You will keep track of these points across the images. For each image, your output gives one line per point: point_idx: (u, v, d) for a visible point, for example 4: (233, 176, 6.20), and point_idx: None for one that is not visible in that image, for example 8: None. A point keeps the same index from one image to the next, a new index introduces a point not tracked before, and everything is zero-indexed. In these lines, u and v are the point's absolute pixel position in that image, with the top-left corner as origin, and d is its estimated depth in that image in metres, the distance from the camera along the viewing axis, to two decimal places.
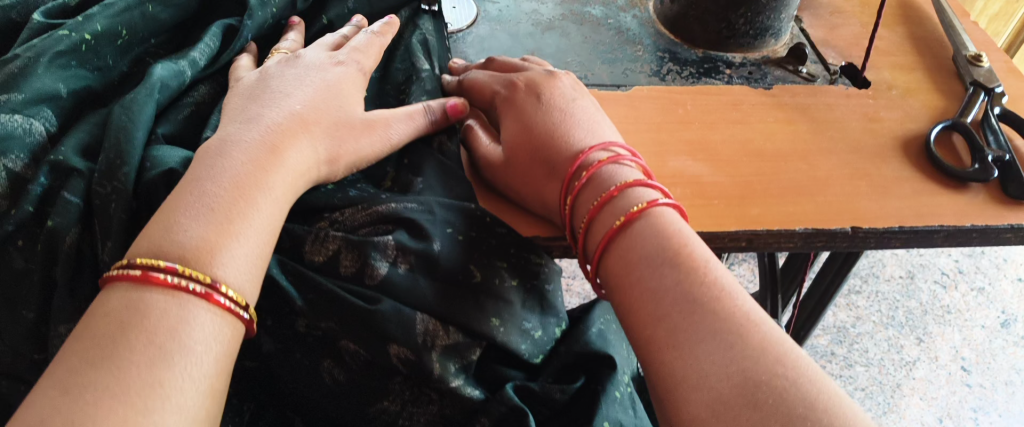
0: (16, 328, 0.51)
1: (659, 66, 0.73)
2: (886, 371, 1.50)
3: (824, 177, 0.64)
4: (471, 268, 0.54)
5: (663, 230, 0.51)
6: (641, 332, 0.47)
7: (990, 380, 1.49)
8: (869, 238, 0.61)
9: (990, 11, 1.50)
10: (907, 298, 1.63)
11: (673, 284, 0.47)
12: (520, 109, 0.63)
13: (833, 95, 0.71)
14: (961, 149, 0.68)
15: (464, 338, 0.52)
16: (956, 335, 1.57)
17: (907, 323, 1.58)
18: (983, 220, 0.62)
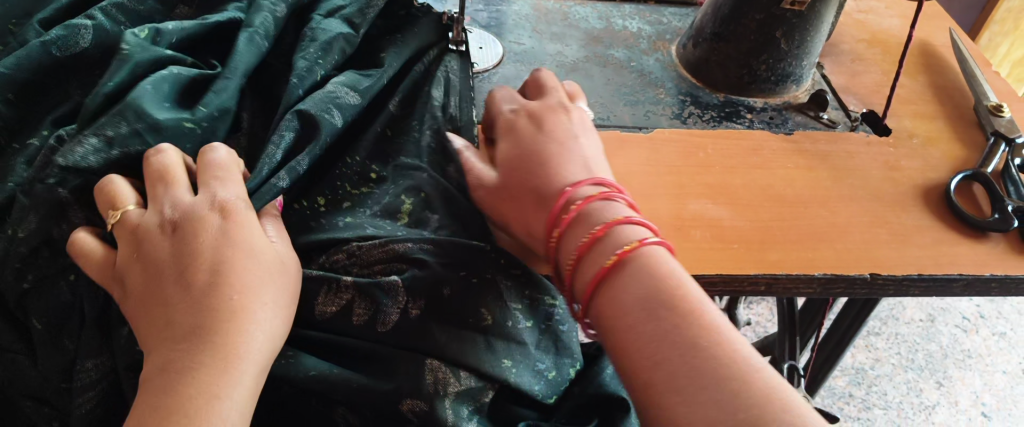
0: (57, 356, 0.55)
1: (680, 109, 0.75)
2: (905, 414, 1.49)
3: (843, 224, 0.64)
4: (482, 309, 0.55)
5: (654, 271, 0.50)
6: (639, 375, 0.48)
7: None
8: (888, 285, 0.62)
9: (1013, 56, 1.51)
10: (927, 341, 1.61)
11: (671, 330, 0.48)
12: (519, 137, 0.62)
13: (854, 141, 0.72)
14: (982, 198, 0.68)
15: (476, 383, 0.53)
16: (977, 380, 1.55)
17: (927, 367, 1.57)
18: (1002, 270, 0.63)
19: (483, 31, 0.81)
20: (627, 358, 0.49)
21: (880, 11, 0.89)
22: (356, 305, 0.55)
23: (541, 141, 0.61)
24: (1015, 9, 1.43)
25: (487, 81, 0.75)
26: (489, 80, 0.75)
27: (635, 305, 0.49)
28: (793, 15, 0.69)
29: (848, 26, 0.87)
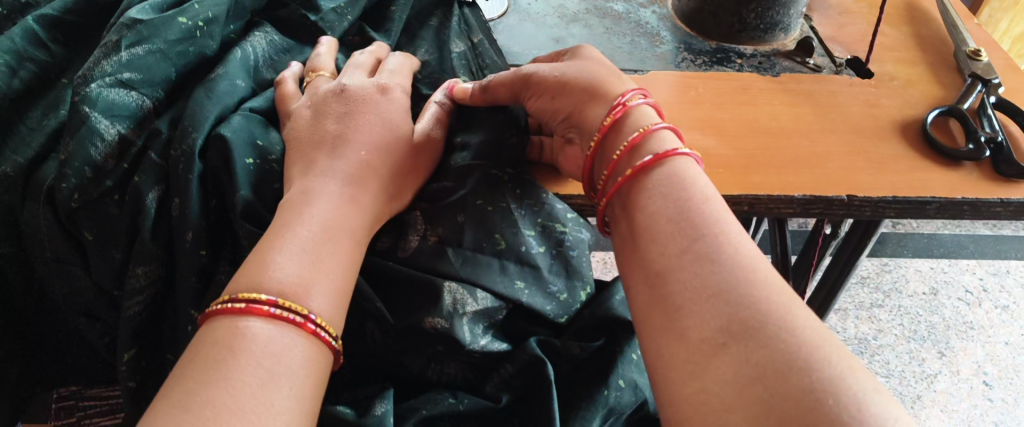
0: (106, 266, 0.60)
1: (675, 55, 0.79)
2: (906, 382, 1.52)
3: (823, 153, 0.69)
4: (495, 236, 0.60)
5: (677, 176, 0.53)
6: (652, 265, 0.49)
7: (1013, 395, 1.50)
8: (864, 206, 0.66)
9: (1012, 32, 1.54)
10: (929, 313, 1.65)
11: (706, 227, 0.48)
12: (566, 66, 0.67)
13: (837, 83, 0.77)
14: (957, 133, 0.72)
15: (492, 303, 0.58)
16: (979, 350, 1.58)
17: (929, 337, 1.60)
18: (974, 194, 0.67)
19: None
20: (648, 255, 0.50)
21: None
22: (382, 236, 0.61)
23: (576, 69, 0.65)
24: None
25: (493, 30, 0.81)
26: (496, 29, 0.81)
27: (663, 216, 0.51)
28: None
29: None
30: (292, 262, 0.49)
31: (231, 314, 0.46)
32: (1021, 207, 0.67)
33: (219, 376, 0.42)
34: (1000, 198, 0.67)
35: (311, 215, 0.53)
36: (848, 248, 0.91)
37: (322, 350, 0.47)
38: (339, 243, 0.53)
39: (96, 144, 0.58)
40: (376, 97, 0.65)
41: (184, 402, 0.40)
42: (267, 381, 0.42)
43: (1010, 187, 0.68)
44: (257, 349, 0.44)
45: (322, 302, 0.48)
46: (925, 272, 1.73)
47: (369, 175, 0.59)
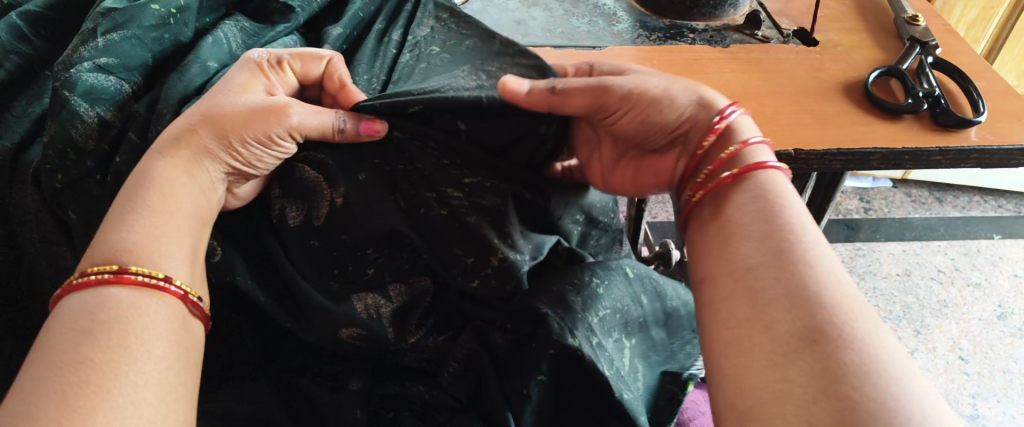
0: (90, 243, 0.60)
1: (631, 33, 0.84)
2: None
3: (771, 112, 0.73)
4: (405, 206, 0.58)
5: (763, 191, 0.53)
6: (738, 256, 0.50)
7: (988, 369, 1.54)
8: (811, 160, 0.70)
9: (967, 18, 1.55)
10: (904, 293, 1.68)
11: (800, 239, 0.49)
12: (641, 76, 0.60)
13: (784, 51, 0.81)
14: (897, 91, 0.77)
15: (406, 299, 0.60)
16: (953, 327, 1.62)
17: (905, 317, 1.64)
18: (913, 144, 0.71)
19: None
20: (736, 253, 0.50)
21: None
22: (290, 209, 0.58)
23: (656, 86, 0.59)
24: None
25: None
26: None
27: (748, 214, 0.52)
28: None
29: None
30: (142, 230, 0.50)
31: (85, 288, 0.47)
32: (958, 154, 0.71)
33: (73, 348, 0.44)
34: (939, 147, 0.71)
35: (143, 183, 0.52)
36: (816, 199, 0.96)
37: (179, 312, 0.49)
38: (190, 215, 0.52)
39: (76, 125, 0.58)
40: (252, 87, 0.58)
41: (54, 369, 0.43)
42: (116, 347, 0.44)
43: (947, 136, 0.72)
44: (106, 315, 0.46)
45: (177, 267, 0.50)
46: (898, 255, 1.77)
47: (239, 127, 0.54)
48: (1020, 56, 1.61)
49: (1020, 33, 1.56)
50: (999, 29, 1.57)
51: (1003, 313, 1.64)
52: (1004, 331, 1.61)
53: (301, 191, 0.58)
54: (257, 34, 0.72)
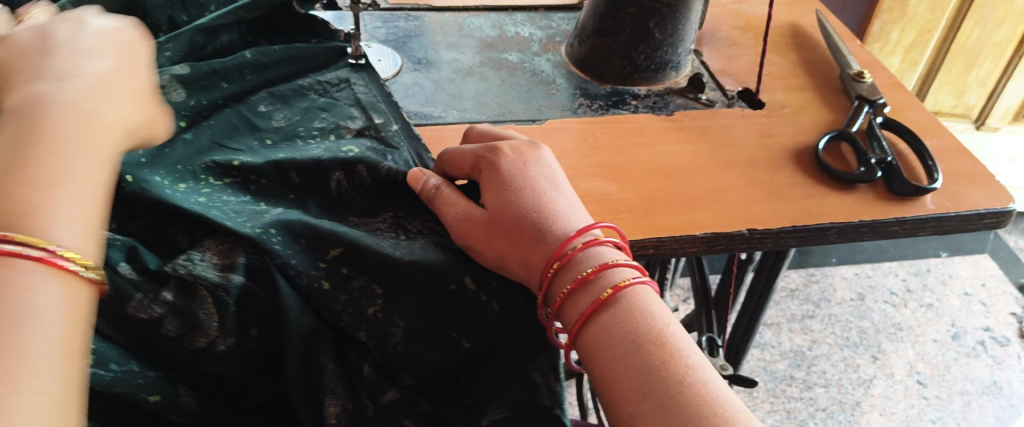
0: None
1: (571, 102, 0.80)
2: (845, 390, 1.52)
3: (721, 188, 0.70)
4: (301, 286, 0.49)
5: (641, 311, 0.50)
6: (622, 408, 0.47)
7: (946, 392, 1.53)
8: (766, 238, 0.66)
9: (905, 42, 1.54)
10: (859, 318, 1.66)
11: (655, 367, 0.47)
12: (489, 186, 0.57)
13: (730, 116, 0.78)
14: (849, 155, 0.74)
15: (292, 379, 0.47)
16: (910, 351, 1.60)
17: (862, 343, 1.61)
18: (870, 216, 0.68)
19: (382, 46, 0.84)
20: (617, 381, 0.47)
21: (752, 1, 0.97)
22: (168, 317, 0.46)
23: (609, 314, 0.50)
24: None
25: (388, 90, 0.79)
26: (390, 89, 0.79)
27: (622, 336, 0.49)
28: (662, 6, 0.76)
29: (725, 15, 0.93)
30: None
31: None
32: (916, 223, 0.69)
33: None
34: (896, 217, 0.68)
35: None
36: (767, 264, 0.91)
37: None
38: None
39: None
40: None
41: None
42: None
43: (903, 205, 0.69)
44: None
45: None
46: (851, 278, 1.74)
47: None
48: (958, 77, 1.61)
49: (956, 56, 1.57)
50: (936, 49, 1.57)
51: (956, 333, 1.64)
52: (959, 351, 1.61)
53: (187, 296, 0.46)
54: None
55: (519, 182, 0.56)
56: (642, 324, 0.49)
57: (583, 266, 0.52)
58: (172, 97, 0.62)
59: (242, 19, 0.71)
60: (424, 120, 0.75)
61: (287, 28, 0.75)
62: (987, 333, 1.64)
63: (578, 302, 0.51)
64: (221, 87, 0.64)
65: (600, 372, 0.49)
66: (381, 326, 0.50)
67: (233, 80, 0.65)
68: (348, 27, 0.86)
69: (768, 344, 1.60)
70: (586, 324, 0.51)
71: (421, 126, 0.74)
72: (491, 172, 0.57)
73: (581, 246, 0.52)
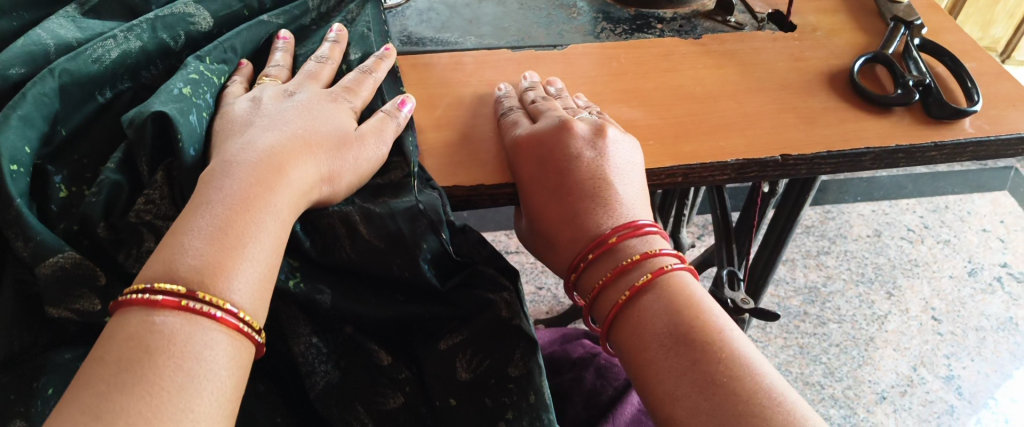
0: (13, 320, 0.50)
1: (593, 26, 0.76)
2: (858, 325, 1.49)
3: (753, 113, 0.67)
4: (343, 226, 0.56)
5: (679, 301, 0.50)
6: (658, 387, 0.48)
7: (960, 327, 1.49)
8: (801, 165, 0.64)
9: None
10: (875, 254, 1.63)
11: (694, 353, 0.47)
12: (545, 160, 0.59)
13: (760, 39, 0.75)
14: (884, 79, 0.71)
15: (336, 313, 0.56)
16: (925, 287, 1.56)
17: (876, 279, 1.58)
18: (907, 140, 0.65)
19: None
20: (651, 362, 0.49)
21: None
22: (146, 237, 0.52)
23: (662, 305, 0.50)
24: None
25: (402, 15, 0.75)
26: (404, 14, 0.76)
27: (667, 322, 0.50)
28: None
29: None
30: None
31: (145, 307, 0.41)
32: (954, 149, 0.66)
33: (138, 381, 0.38)
34: (934, 142, 0.65)
35: None
36: (791, 197, 0.88)
37: None
38: None
39: None
40: None
41: (97, 408, 0.37)
42: (189, 385, 0.39)
43: (942, 130, 0.66)
44: (179, 349, 0.40)
45: None
46: (867, 215, 1.72)
47: None
48: (984, 7, 1.57)
49: None
50: None
51: (973, 269, 1.60)
52: (975, 287, 1.56)
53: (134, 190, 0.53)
54: (88, 27, 0.62)
55: (574, 158, 0.59)
56: (688, 313, 0.49)
57: (623, 255, 0.54)
58: (201, 26, 0.64)
59: None
60: (440, 46, 0.72)
61: None
62: (1003, 269, 1.60)
63: (614, 290, 0.53)
64: (243, 16, 0.68)
65: (655, 360, 0.49)
66: (310, 295, 0.55)
67: (255, 9, 0.69)
68: None
69: (783, 280, 1.57)
70: (622, 316, 0.52)
71: (436, 53, 0.71)
72: (540, 153, 0.60)
73: (624, 234, 0.55)
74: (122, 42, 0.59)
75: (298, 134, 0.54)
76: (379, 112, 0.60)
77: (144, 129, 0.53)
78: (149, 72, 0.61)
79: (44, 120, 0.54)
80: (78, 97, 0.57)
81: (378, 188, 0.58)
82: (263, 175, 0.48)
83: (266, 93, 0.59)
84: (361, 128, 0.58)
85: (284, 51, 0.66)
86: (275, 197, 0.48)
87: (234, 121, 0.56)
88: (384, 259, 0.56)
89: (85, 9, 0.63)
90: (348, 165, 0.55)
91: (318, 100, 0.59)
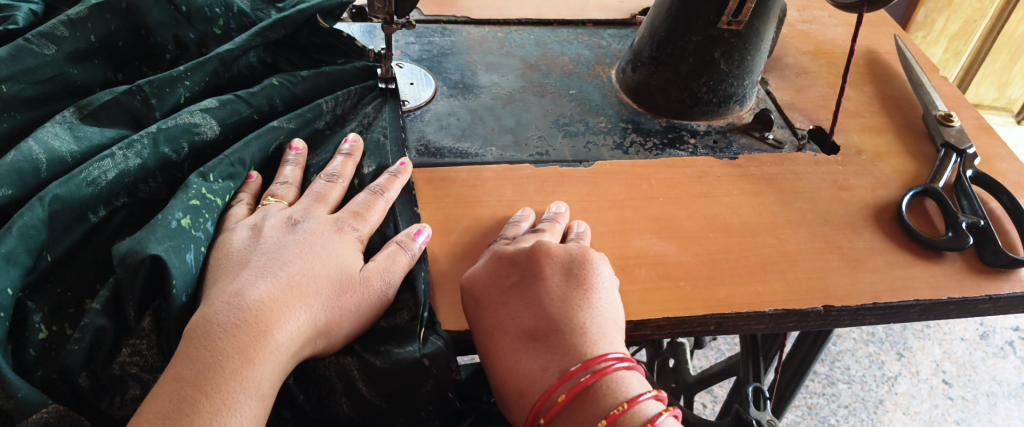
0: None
1: (622, 138, 0.72)
2: (867, 386, 1.33)
3: (793, 252, 0.62)
4: (337, 377, 0.52)
5: None
6: None
7: (972, 392, 1.33)
8: (843, 316, 0.59)
9: (950, 31, 1.45)
10: None
11: None
12: (509, 293, 0.53)
13: (801, 162, 0.70)
14: (935, 216, 0.66)
15: None
16: (936, 349, 1.39)
17: (887, 339, 1.40)
18: (960, 292, 0.60)
19: (414, 65, 0.77)
20: None
21: (822, 21, 0.88)
22: (131, 388, 0.49)
23: None
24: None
25: (420, 119, 0.71)
26: (422, 118, 0.71)
27: None
28: (730, 35, 0.68)
29: (793, 38, 0.85)
30: None
31: None
32: (1010, 301, 0.61)
33: None
34: (989, 295, 0.60)
35: None
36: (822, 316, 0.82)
37: None
38: None
39: None
40: None
41: None
42: None
43: (997, 279, 0.61)
44: None
45: None
46: None
47: None
48: (1001, 70, 1.52)
49: (1002, 48, 1.47)
50: (983, 40, 1.47)
51: (986, 332, 1.43)
52: (987, 351, 1.40)
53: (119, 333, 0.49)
54: (83, 136, 0.57)
55: (534, 284, 0.53)
56: None
57: (597, 403, 0.46)
58: (207, 135, 0.59)
59: (268, 41, 0.68)
60: (459, 158, 0.67)
61: (309, 46, 0.73)
62: (1016, 334, 1.43)
63: None
64: (253, 120, 0.63)
65: None
66: None
67: (266, 113, 0.64)
68: (377, 45, 0.78)
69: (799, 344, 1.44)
70: None
71: (456, 166, 0.67)
72: (498, 284, 0.53)
73: (596, 371, 0.47)
74: (120, 162, 0.54)
75: (293, 281, 0.49)
76: (391, 243, 0.55)
77: (134, 276, 0.48)
78: (147, 187, 0.56)
79: (28, 255, 0.49)
80: (65, 221, 0.52)
81: (381, 335, 0.52)
82: (244, 342, 0.45)
83: (269, 221, 0.54)
84: (367, 266, 0.53)
85: (295, 164, 0.61)
86: (254, 371, 0.44)
87: (230, 258, 0.51)
88: (386, 416, 0.53)
89: (83, 113, 0.58)
90: (348, 313, 0.50)
91: (322, 230, 0.54)
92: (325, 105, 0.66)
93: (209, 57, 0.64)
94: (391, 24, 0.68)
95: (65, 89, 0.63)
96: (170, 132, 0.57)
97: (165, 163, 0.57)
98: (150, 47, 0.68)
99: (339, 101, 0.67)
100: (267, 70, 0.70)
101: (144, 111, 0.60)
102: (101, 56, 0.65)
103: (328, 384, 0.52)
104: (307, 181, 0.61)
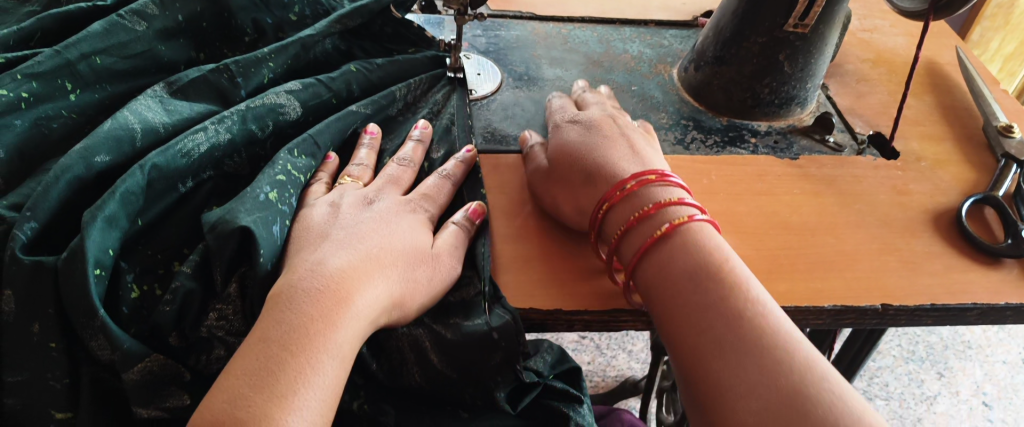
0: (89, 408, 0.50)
1: (683, 135, 0.73)
2: (906, 404, 1.32)
3: (851, 252, 0.63)
4: (409, 348, 0.54)
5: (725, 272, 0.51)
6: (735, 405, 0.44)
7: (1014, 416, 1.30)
8: (900, 315, 0.59)
9: (1005, 51, 1.44)
10: (927, 333, 1.44)
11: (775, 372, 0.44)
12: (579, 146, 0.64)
13: (860, 166, 0.71)
14: (994, 223, 0.66)
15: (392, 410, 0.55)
16: (977, 371, 1.38)
17: (928, 358, 1.39)
18: (1018, 297, 0.60)
19: (482, 57, 0.79)
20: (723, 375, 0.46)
21: (884, 30, 0.89)
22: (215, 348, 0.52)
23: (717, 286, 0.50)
24: (1005, 5, 1.35)
25: (486, 108, 0.73)
26: (489, 107, 0.73)
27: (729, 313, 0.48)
28: (796, 38, 0.69)
29: (853, 46, 0.86)
30: None
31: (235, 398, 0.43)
32: None
33: None
34: None
35: None
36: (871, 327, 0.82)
37: None
38: None
39: None
40: None
41: None
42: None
43: None
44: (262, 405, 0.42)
45: None
46: None
47: None
48: None
49: None
50: None
51: None
52: None
53: (206, 294, 0.52)
54: (174, 111, 0.60)
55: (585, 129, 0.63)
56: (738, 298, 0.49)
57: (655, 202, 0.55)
58: (290, 115, 0.62)
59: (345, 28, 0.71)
60: None
61: (381, 35, 0.75)
62: None
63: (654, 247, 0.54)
64: (332, 104, 0.65)
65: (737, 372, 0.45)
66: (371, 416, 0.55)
67: (344, 98, 0.66)
68: (446, 36, 0.80)
69: None
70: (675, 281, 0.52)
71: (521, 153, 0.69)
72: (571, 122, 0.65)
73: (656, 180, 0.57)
74: (212, 135, 0.57)
75: (372, 254, 0.51)
76: (449, 223, 0.56)
77: (223, 243, 0.51)
78: (232, 161, 0.59)
79: (126, 218, 0.51)
80: (157, 190, 0.54)
81: (448, 308, 0.54)
82: (328, 306, 0.47)
83: (346, 200, 0.57)
84: (437, 243, 0.55)
85: (370, 147, 0.63)
86: (338, 333, 0.46)
87: (312, 230, 0.54)
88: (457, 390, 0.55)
89: (173, 88, 0.61)
90: (423, 286, 0.52)
91: (397, 210, 0.56)
92: (399, 92, 0.69)
93: (291, 41, 0.67)
94: (463, 15, 0.70)
95: (153, 64, 0.66)
96: (256, 111, 0.60)
97: (251, 140, 0.59)
98: (230, 29, 0.71)
99: (411, 88, 0.70)
100: (342, 56, 0.72)
101: (227, 91, 0.63)
102: (187, 36, 0.68)
103: (399, 354, 0.54)
104: (382, 163, 0.64)
